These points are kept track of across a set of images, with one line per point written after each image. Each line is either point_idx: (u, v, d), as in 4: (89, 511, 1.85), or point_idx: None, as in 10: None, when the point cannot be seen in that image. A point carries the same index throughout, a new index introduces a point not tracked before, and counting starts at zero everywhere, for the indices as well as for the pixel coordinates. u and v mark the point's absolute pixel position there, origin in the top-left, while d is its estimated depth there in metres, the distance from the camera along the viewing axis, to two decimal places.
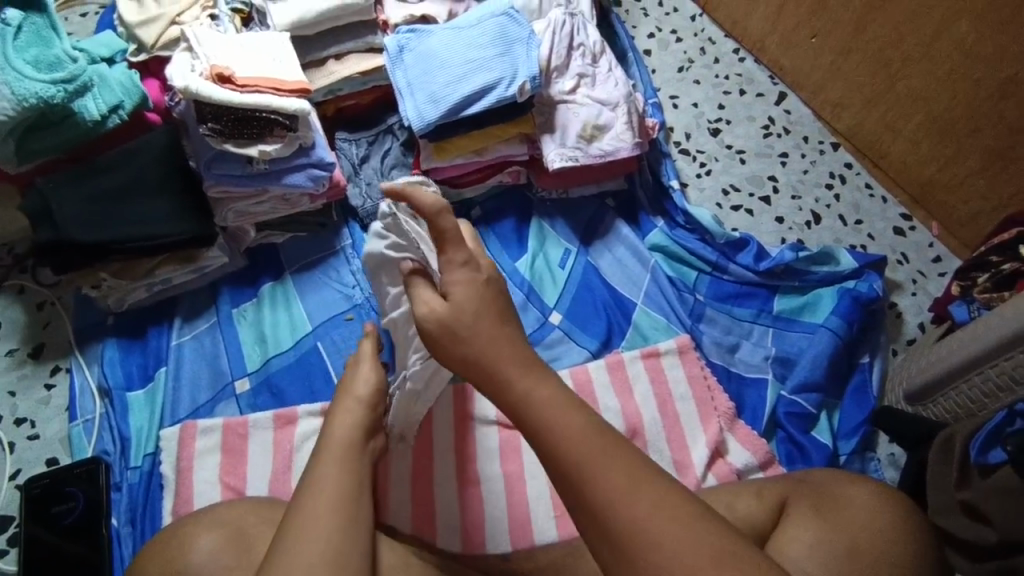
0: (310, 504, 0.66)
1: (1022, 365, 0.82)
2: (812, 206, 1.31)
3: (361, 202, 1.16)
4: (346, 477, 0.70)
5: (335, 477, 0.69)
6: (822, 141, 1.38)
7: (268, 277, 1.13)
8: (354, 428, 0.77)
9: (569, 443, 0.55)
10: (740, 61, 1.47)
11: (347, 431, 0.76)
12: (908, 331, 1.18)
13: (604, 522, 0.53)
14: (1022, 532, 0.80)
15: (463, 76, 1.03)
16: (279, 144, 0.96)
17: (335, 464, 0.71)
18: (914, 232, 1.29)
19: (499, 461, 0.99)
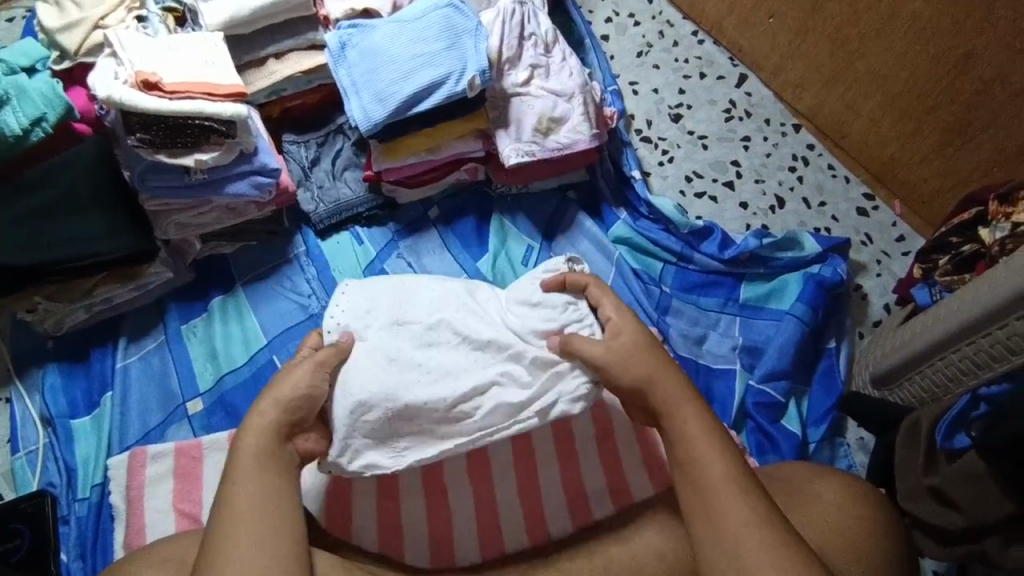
0: (228, 514, 0.66)
1: (983, 350, 0.82)
2: (775, 189, 1.29)
3: (313, 206, 1.12)
4: (262, 482, 0.68)
5: (253, 483, 0.68)
6: (783, 122, 1.37)
7: (218, 290, 1.08)
8: (265, 432, 0.71)
9: (692, 442, 0.71)
10: (699, 43, 1.45)
11: (258, 436, 0.70)
12: (874, 313, 1.17)
13: (713, 508, 0.67)
14: (988, 517, 0.81)
15: (410, 71, 0.99)
16: (216, 152, 0.91)
17: (248, 473, 0.68)
18: (877, 211, 1.28)
19: (465, 467, 0.96)
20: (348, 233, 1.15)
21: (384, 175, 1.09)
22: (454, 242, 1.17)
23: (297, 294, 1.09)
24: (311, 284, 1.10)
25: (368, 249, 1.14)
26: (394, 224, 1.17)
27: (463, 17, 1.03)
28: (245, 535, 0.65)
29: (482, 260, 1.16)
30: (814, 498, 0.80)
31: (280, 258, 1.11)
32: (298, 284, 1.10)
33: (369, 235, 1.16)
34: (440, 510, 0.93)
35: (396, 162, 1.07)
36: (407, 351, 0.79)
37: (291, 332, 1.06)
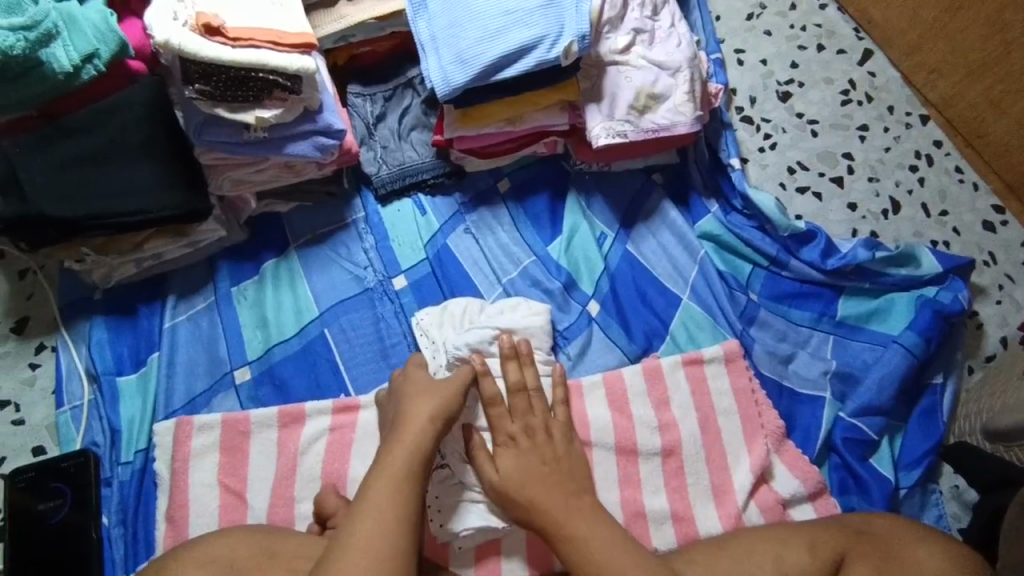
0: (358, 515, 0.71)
1: None
2: (891, 191, 1.14)
3: (375, 168, 1.04)
4: (398, 493, 0.73)
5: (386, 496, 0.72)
6: (908, 112, 1.19)
7: (270, 252, 1.01)
8: (414, 444, 0.77)
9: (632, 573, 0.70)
10: (821, 9, 1.26)
11: (408, 448, 0.77)
12: (988, 346, 1.03)
13: None
14: None
15: (500, 30, 0.86)
16: (278, 109, 0.82)
17: (388, 485, 0.73)
18: (1007, 228, 1.12)
19: (525, 541, 0.89)
20: (410, 201, 1.07)
21: (455, 143, 0.99)
22: (523, 221, 1.07)
23: (353, 265, 1.02)
24: (369, 255, 1.03)
25: (431, 220, 1.06)
26: (460, 195, 1.08)
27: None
28: (362, 542, 0.68)
29: (553, 244, 1.06)
30: (915, 563, 0.72)
31: (338, 222, 1.04)
32: (354, 253, 1.03)
33: (431, 205, 1.07)
34: (488, 543, 0.88)
35: (470, 130, 0.96)
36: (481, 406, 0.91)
37: (347, 304, 1.00)
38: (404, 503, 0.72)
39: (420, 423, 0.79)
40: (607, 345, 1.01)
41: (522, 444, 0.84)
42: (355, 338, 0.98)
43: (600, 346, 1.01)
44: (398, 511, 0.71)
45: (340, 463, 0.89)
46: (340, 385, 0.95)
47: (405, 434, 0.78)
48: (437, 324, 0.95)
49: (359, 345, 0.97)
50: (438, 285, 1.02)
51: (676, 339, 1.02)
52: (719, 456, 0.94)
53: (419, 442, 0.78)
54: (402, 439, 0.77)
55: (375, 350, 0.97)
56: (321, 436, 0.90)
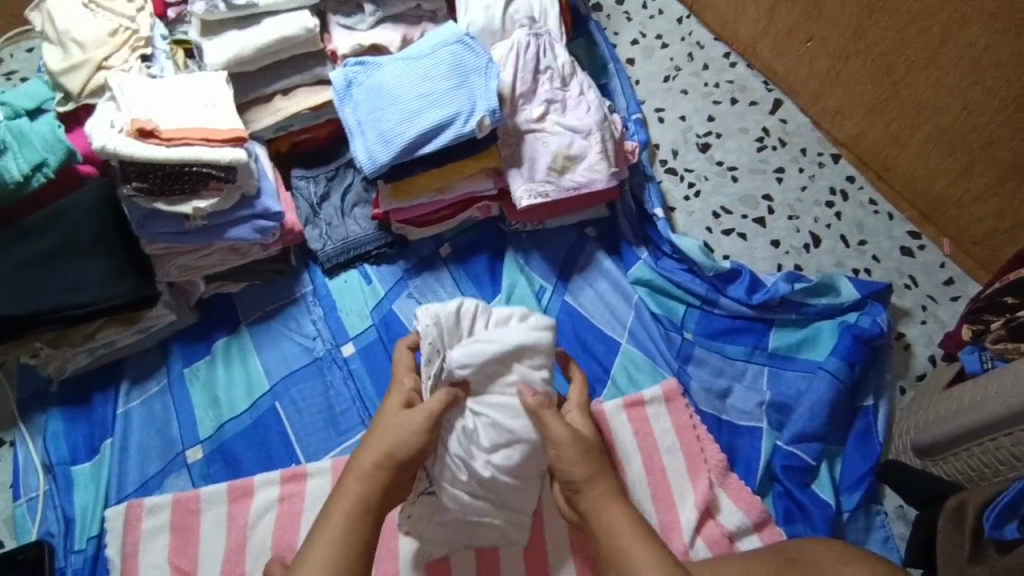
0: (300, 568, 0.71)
1: None
2: (811, 226, 1.21)
3: (320, 244, 1.10)
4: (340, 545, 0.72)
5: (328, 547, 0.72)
6: (820, 152, 1.28)
7: (221, 331, 1.05)
8: (364, 490, 0.76)
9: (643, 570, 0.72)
10: (732, 67, 1.37)
11: (356, 494, 0.75)
12: (917, 366, 1.08)
13: None
14: None
15: (418, 111, 0.94)
16: (214, 198, 0.89)
17: (331, 537, 0.73)
18: (924, 252, 1.18)
19: None
20: (356, 271, 1.12)
21: (392, 215, 1.05)
22: (465, 282, 1.13)
23: (302, 337, 1.06)
24: (317, 326, 1.07)
25: (377, 288, 1.11)
26: (403, 262, 1.13)
27: (476, 48, 0.96)
28: None
29: (494, 301, 1.11)
30: None
31: (287, 297, 1.09)
32: (303, 325, 1.07)
33: (377, 274, 1.13)
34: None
35: (403, 203, 1.03)
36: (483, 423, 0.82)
37: (297, 376, 1.03)
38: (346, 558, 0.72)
39: (374, 458, 0.77)
40: None
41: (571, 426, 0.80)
42: (305, 409, 1.01)
43: None
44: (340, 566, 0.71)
45: (291, 534, 0.91)
46: (290, 456, 0.97)
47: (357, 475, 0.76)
48: (449, 324, 0.83)
49: (309, 414, 1.00)
50: (384, 350, 1.06)
51: (618, 383, 1.06)
52: (664, 494, 0.96)
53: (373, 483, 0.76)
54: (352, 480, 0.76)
55: (325, 418, 1.00)
56: (271, 507, 0.92)
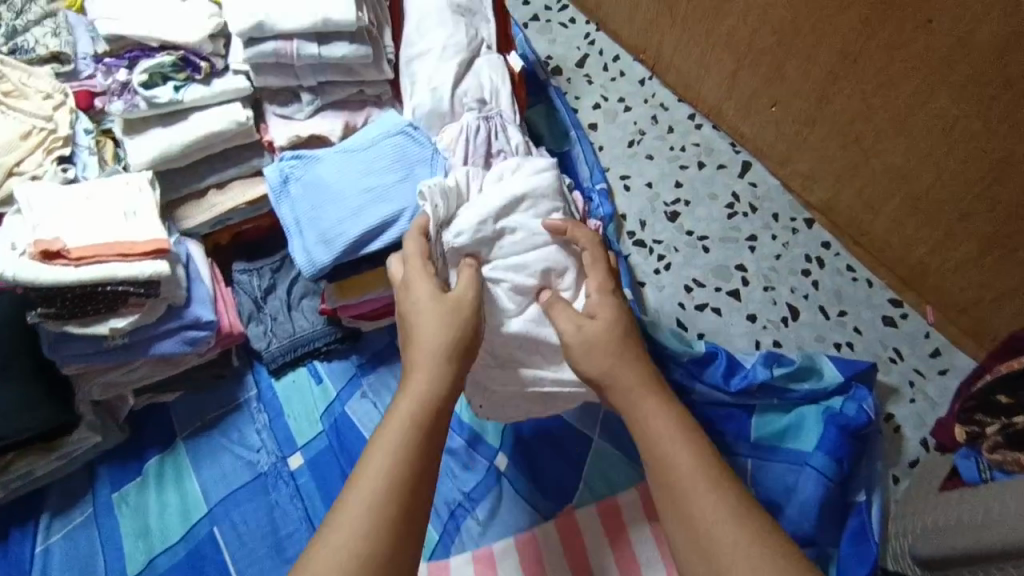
0: (357, 484, 0.59)
1: None
2: (788, 298, 1.15)
3: (263, 343, 1.02)
4: (407, 458, 0.61)
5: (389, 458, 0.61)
6: (793, 217, 1.22)
7: (155, 447, 0.96)
8: (428, 395, 0.65)
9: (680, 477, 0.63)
10: (697, 128, 1.32)
11: (418, 400, 0.65)
12: (909, 450, 1.02)
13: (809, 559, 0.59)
14: None
15: (360, 208, 0.86)
16: (136, 314, 0.81)
17: (389, 457, 0.60)
18: (907, 321, 1.12)
19: None
20: (305, 369, 1.04)
21: (340, 310, 0.97)
22: None
23: (245, 449, 0.97)
24: (261, 435, 0.99)
25: (327, 388, 1.02)
26: (357, 356, 1.05)
27: (421, 137, 0.90)
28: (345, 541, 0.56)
29: None
30: None
31: (228, 404, 1.00)
32: (246, 436, 0.98)
33: (327, 371, 1.04)
34: None
35: (351, 299, 0.95)
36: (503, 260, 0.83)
37: (238, 495, 0.94)
38: (407, 485, 0.60)
39: (433, 352, 0.68)
40: (518, 500, 0.97)
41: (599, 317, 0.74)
42: (246, 534, 0.91)
43: (511, 503, 0.97)
44: (400, 492, 0.59)
45: None
46: None
47: (415, 368, 0.67)
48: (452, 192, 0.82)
49: (252, 541, 0.91)
50: (335, 459, 0.97)
51: (591, 484, 0.98)
52: None
53: (443, 378, 0.67)
54: (413, 379, 0.66)
55: (269, 544, 0.91)
56: None
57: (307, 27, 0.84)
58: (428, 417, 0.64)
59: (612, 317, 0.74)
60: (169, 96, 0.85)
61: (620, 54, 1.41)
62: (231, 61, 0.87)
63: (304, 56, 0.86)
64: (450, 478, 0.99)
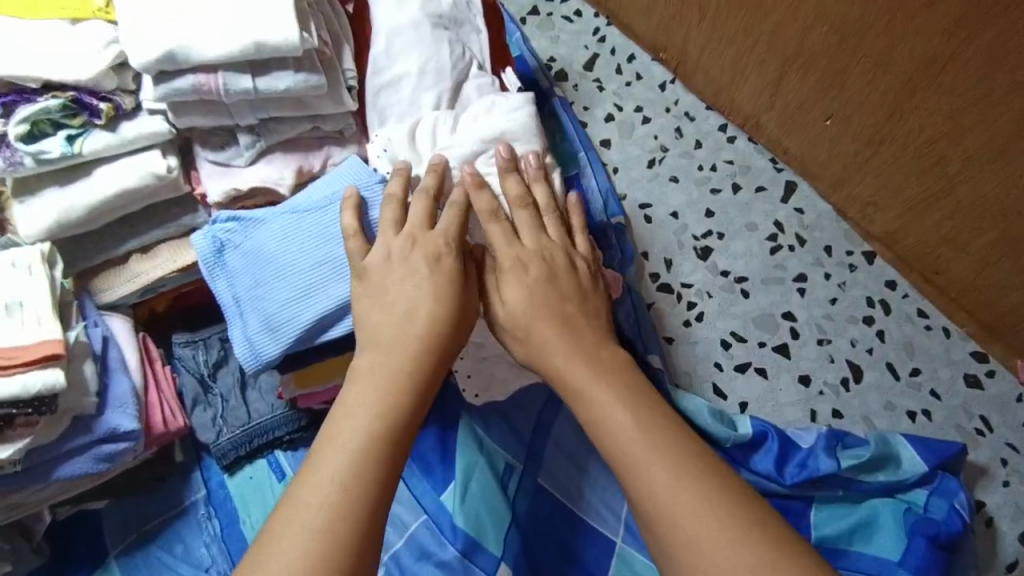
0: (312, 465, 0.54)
1: None
2: (848, 354, 0.95)
3: (212, 434, 0.84)
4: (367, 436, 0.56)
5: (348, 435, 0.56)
6: (849, 251, 1.02)
7: (83, 568, 0.79)
8: (397, 372, 0.60)
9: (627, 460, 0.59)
10: (730, 142, 1.11)
11: (385, 376, 0.60)
12: (1007, 550, 0.83)
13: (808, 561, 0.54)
14: None
15: (314, 285, 0.68)
16: (30, 435, 0.64)
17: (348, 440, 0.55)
18: (994, 380, 0.93)
19: None
20: (264, 460, 0.86)
21: (303, 399, 0.79)
22: (409, 469, 0.87)
23: (194, 565, 0.81)
24: (211, 549, 0.82)
25: None
26: None
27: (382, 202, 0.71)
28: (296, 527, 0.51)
29: (447, 492, 0.84)
30: None
31: (172, 509, 0.83)
32: (194, 549, 0.82)
33: (292, 463, 0.86)
34: None
35: (313, 386, 0.77)
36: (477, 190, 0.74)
37: None
38: (366, 463, 0.54)
39: (408, 319, 0.63)
40: None
41: (532, 273, 0.69)
42: None
43: None
44: (361, 475, 0.54)
45: None
46: None
47: (381, 342, 0.62)
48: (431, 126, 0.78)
49: None
50: None
51: None
52: None
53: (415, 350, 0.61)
54: (379, 352, 0.61)
55: None
56: None
57: (232, 54, 0.65)
58: (399, 395, 0.59)
59: (539, 275, 0.69)
60: (60, 150, 0.67)
61: (635, 53, 1.20)
62: (142, 99, 0.68)
63: (234, 92, 0.67)
64: None
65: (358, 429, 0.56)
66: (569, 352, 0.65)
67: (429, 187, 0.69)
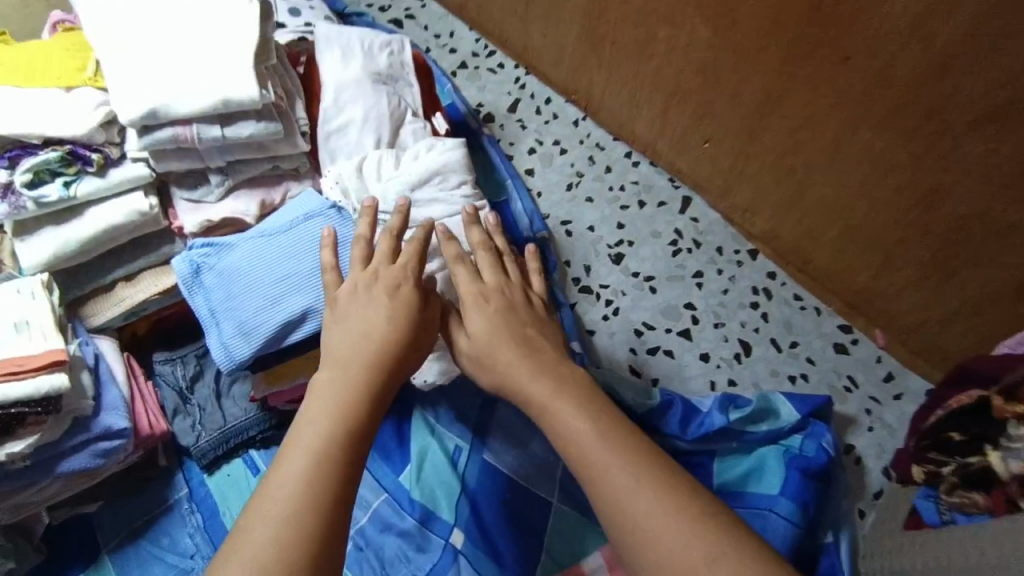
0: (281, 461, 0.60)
1: None
2: (739, 333, 1.13)
3: (192, 438, 0.95)
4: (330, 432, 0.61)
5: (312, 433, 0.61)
6: (737, 250, 1.21)
7: (80, 563, 0.89)
8: (357, 374, 0.66)
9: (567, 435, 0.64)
10: (634, 166, 1.31)
11: (345, 379, 0.65)
12: (873, 481, 1.00)
13: None
14: None
15: (278, 296, 0.81)
16: (36, 434, 0.74)
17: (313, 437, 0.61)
18: (858, 347, 1.11)
19: None
20: (240, 460, 0.97)
21: (272, 399, 0.91)
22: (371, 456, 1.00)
23: (179, 555, 0.91)
24: (195, 539, 0.92)
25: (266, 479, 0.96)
26: None
27: (340, 224, 0.85)
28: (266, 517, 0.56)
29: (404, 474, 0.98)
30: None
31: (158, 507, 0.93)
32: (179, 540, 0.92)
33: (265, 459, 0.97)
34: None
35: (282, 385, 0.89)
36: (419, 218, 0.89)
37: None
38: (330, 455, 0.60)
39: (366, 330, 0.69)
40: None
41: (494, 305, 0.75)
42: None
43: None
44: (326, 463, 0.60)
45: None
46: None
47: (339, 350, 0.68)
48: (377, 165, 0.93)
49: None
50: None
51: (554, 555, 0.93)
52: None
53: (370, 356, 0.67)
54: (338, 358, 0.67)
55: None
56: None
57: (204, 109, 0.80)
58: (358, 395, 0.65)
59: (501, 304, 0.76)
60: (58, 194, 0.80)
61: (551, 96, 1.40)
62: (127, 149, 0.82)
63: (206, 139, 0.82)
64: (406, 563, 0.92)
65: (323, 441, 0.61)
66: (517, 366, 0.69)
67: (394, 226, 0.79)
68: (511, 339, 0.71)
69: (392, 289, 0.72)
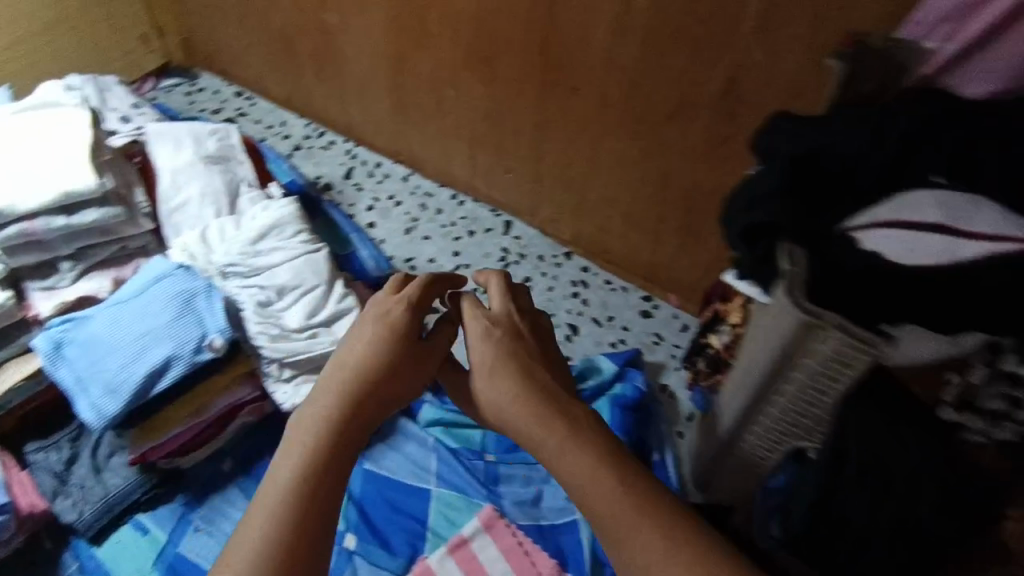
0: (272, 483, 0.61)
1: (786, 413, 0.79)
2: (568, 318, 1.35)
3: (74, 515, 0.97)
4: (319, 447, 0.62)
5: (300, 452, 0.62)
6: (555, 255, 1.45)
7: None
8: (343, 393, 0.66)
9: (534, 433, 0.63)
10: (461, 205, 1.53)
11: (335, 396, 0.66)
12: (685, 408, 1.22)
13: None
14: None
15: (140, 351, 0.92)
16: None
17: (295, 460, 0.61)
18: (659, 309, 1.37)
19: None
20: (128, 526, 1.01)
21: (148, 456, 0.95)
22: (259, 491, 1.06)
23: None
24: None
25: (156, 536, 1.00)
26: (183, 493, 1.05)
27: (188, 279, 0.97)
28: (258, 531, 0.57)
29: None
30: None
31: None
32: None
33: (154, 521, 1.02)
34: None
35: (155, 439, 0.95)
36: (261, 267, 1.03)
37: None
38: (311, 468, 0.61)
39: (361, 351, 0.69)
40: (373, 569, 1.01)
41: (500, 338, 0.72)
42: None
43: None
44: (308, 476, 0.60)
45: None
46: None
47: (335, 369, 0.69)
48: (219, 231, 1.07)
49: None
50: None
51: (436, 530, 1.05)
52: None
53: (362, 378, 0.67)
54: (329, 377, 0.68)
55: None
56: None
57: (46, 202, 0.92)
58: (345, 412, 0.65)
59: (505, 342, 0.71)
60: None
61: (380, 160, 1.61)
62: None
63: (51, 230, 0.93)
64: None
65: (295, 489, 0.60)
66: (510, 390, 0.66)
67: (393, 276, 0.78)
68: (503, 372, 0.68)
69: (379, 325, 0.71)
